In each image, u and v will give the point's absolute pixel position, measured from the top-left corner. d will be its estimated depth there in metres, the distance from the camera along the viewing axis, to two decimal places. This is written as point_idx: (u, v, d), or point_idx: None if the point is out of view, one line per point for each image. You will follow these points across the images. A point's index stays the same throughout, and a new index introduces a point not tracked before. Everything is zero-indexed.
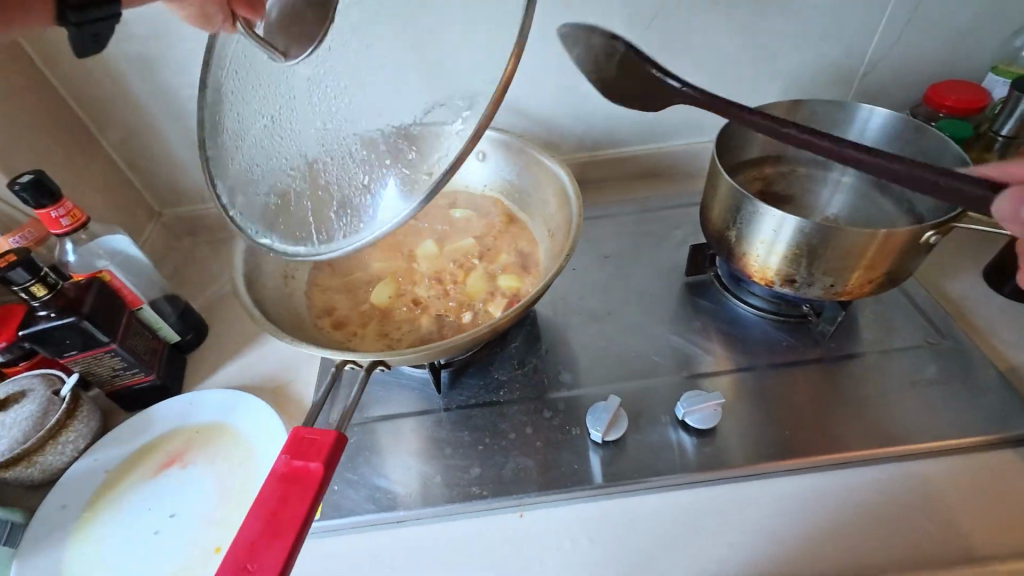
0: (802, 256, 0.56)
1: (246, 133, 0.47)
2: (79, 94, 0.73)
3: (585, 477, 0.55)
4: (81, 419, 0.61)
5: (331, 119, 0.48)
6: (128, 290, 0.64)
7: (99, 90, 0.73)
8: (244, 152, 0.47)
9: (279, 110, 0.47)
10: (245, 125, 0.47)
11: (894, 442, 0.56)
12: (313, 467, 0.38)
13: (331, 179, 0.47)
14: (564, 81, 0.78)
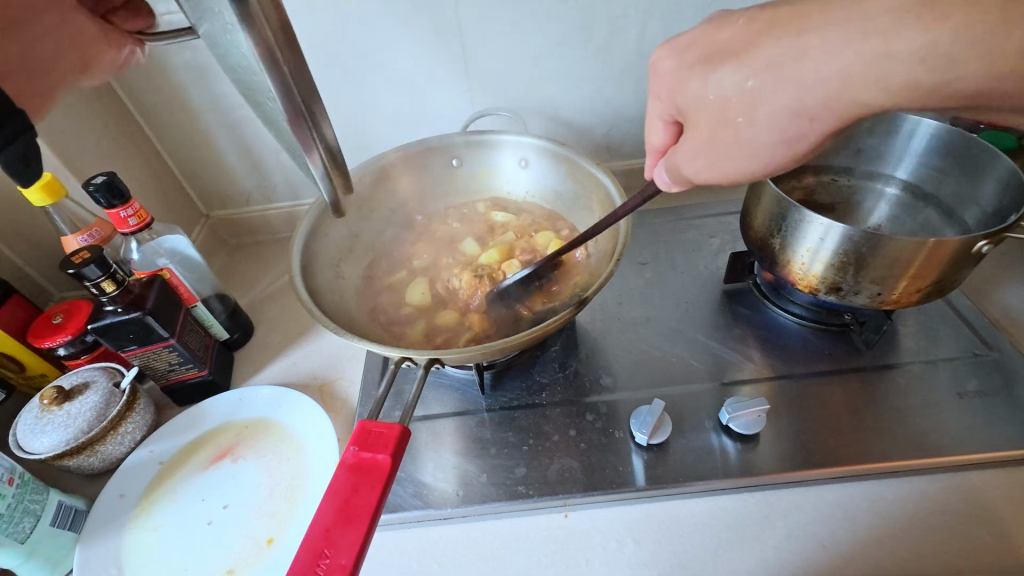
0: (848, 263, 0.56)
1: None
2: (137, 102, 0.76)
3: (629, 479, 0.56)
4: (139, 411, 0.64)
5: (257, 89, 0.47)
6: (185, 288, 0.67)
7: (157, 98, 0.76)
8: None
9: None
10: None
11: (943, 453, 0.55)
12: (380, 459, 0.39)
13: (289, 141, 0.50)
14: (603, 91, 0.80)
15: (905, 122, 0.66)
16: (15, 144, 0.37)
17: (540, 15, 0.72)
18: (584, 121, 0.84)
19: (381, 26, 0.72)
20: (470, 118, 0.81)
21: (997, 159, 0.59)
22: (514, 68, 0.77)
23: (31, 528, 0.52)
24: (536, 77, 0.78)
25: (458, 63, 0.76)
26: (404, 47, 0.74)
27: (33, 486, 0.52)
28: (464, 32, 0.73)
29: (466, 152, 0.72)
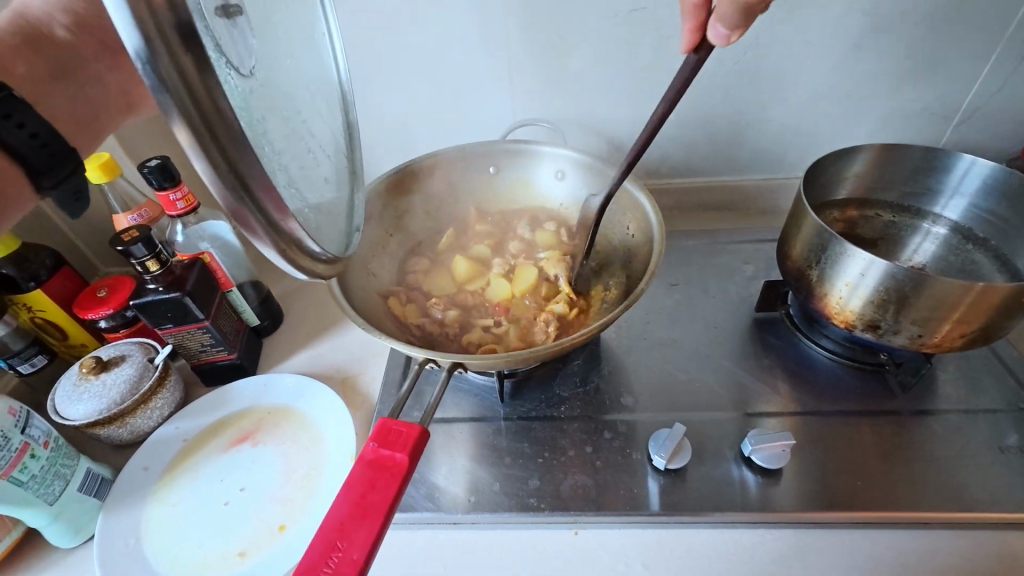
0: (889, 302, 0.54)
1: (331, 106, 0.47)
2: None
3: (642, 502, 0.55)
4: (168, 387, 0.66)
5: (298, 105, 0.41)
6: (223, 273, 0.69)
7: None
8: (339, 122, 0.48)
9: (309, 75, 0.44)
10: (328, 84, 0.47)
11: (981, 508, 0.53)
12: (399, 458, 0.39)
13: (316, 182, 0.41)
14: (646, 109, 0.80)
15: (960, 160, 0.64)
16: (66, 183, 0.39)
17: (586, 29, 0.72)
18: (622, 137, 0.84)
19: (430, 31, 0.73)
20: (510, 127, 0.81)
21: None
22: (555, 80, 0.77)
23: (60, 491, 0.54)
24: (580, 92, 0.79)
25: (501, 72, 0.77)
26: (450, 54, 0.75)
27: (65, 450, 0.55)
28: (510, 43, 0.74)
29: (503, 160, 0.72)
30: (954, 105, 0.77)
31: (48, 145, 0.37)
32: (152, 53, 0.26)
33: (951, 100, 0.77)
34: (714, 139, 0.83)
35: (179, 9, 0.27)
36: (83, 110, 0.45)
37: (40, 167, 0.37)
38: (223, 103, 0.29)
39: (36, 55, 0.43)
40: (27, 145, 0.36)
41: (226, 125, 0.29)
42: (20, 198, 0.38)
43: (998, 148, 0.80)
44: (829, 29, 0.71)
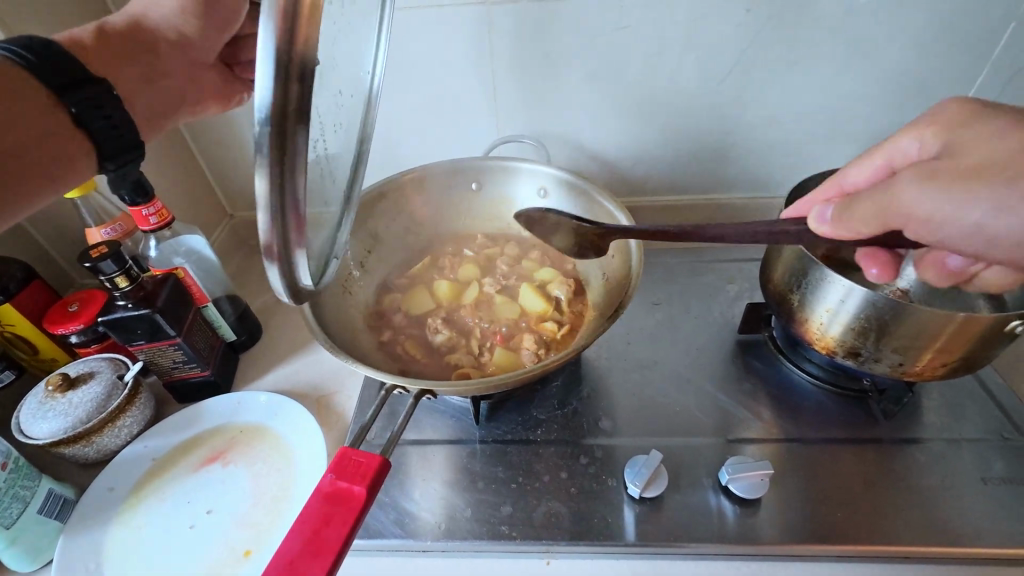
0: (870, 330, 0.53)
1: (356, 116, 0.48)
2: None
3: (617, 532, 0.54)
4: (138, 405, 0.65)
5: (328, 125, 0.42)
6: (198, 288, 0.68)
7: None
8: (358, 133, 0.49)
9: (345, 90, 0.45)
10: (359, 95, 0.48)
11: (965, 543, 0.51)
12: (356, 490, 0.38)
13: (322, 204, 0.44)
14: (631, 127, 0.79)
15: None
16: (127, 167, 0.44)
17: (574, 48, 0.72)
18: (607, 155, 0.83)
19: (414, 46, 0.73)
20: (493, 143, 0.81)
21: None
22: (541, 98, 0.77)
23: (18, 514, 0.53)
24: (566, 108, 0.78)
25: (487, 90, 0.77)
26: (433, 69, 0.75)
27: (25, 471, 0.53)
28: (494, 61, 0.74)
29: (486, 177, 0.71)
30: None
31: (120, 133, 0.42)
32: (273, 110, 0.31)
33: None
34: (699, 158, 0.82)
35: (305, 83, 0.32)
36: (158, 109, 0.48)
37: (110, 151, 0.42)
38: (296, 150, 0.34)
39: (127, 58, 0.45)
40: (102, 131, 0.41)
41: (292, 169, 0.34)
42: (78, 175, 0.41)
43: None
44: (815, 52, 0.71)
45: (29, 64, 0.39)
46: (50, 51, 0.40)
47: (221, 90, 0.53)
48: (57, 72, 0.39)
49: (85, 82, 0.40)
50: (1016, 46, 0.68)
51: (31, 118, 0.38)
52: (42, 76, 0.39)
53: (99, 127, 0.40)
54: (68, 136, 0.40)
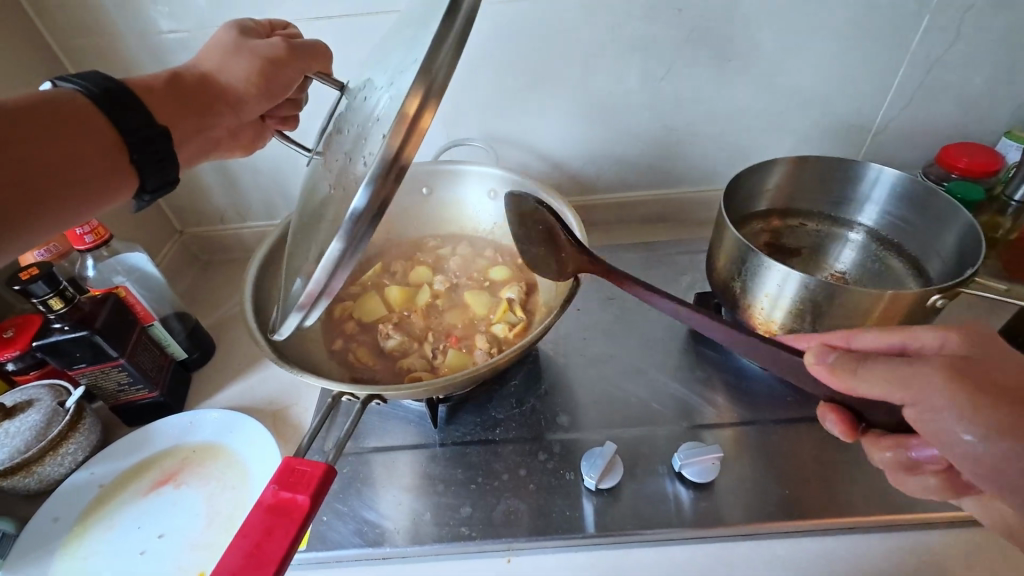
0: (806, 311, 0.55)
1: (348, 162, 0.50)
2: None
3: (577, 524, 0.54)
4: (82, 431, 0.62)
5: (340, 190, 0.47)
6: (141, 307, 0.66)
7: (98, 63, 0.72)
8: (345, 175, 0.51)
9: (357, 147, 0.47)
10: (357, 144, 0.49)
11: (908, 509, 0.54)
12: (299, 499, 0.38)
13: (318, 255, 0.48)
14: (578, 127, 0.81)
15: (869, 169, 0.66)
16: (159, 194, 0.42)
17: (518, 50, 0.73)
18: (558, 155, 0.84)
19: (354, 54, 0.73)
20: (443, 146, 0.81)
21: (959, 211, 0.59)
22: (487, 100, 0.78)
23: None
24: (513, 111, 0.79)
25: None
26: None
27: None
28: None
29: (436, 181, 0.71)
30: (868, 118, 0.80)
31: (162, 162, 0.40)
32: (362, 212, 0.41)
33: (866, 114, 0.80)
34: (647, 155, 0.84)
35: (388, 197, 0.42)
36: (196, 150, 0.47)
37: (151, 183, 0.40)
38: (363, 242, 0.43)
39: (188, 106, 0.44)
40: (146, 160, 0.39)
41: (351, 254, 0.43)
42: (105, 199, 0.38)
43: (913, 157, 0.84)
44: (747, 48, 0.73)
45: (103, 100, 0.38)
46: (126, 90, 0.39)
47: (244, 139, 0.54)
48: (125, 114, 0.38)
49: (152, 125, 0.39)
50: (934, 35, 0.72)
51: (96, 157, 0.37)
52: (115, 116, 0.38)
53: (150, 171, 0.40)
54: (112, 165, 0.38)
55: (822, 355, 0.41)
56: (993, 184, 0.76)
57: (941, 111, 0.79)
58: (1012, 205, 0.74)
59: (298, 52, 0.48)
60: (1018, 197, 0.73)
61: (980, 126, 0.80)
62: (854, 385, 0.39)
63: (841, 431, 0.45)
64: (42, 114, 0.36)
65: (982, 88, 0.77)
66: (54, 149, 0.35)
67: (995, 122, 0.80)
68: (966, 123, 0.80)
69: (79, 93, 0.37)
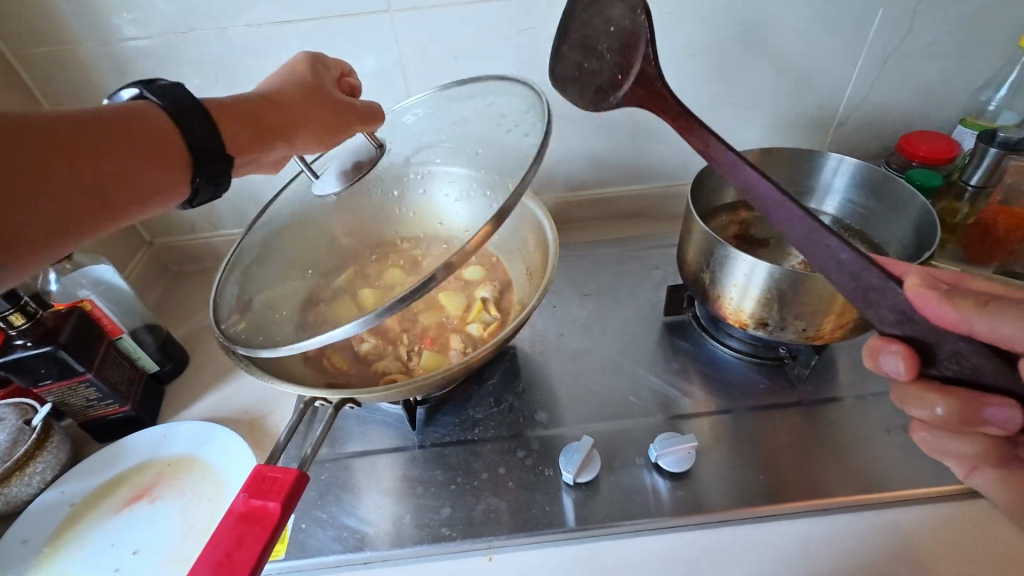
0: (773, 300, 0.56)
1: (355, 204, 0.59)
2: (58, 102, 0.73)
3: (556, 519, 0.55)
4: (51, 449, 0.61)
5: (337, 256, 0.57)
6: (109, 319, 0.65)
7: (57, 73, 0.71)
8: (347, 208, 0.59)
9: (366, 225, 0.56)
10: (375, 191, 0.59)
11: (876, 488, 0.55)
12: (270, 507, 0.38)
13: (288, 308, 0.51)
14: (548, 125, 0.81)
15: (830, 160, 0.68)
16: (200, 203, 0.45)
17: (485, 51, 0.73)
18: None
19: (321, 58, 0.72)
20: None
21: (915, 197, 0.61)
22: None
23: None
24: None
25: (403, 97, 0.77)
26: None
27: None
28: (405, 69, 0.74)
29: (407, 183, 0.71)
30: (830, 110, 0.83)
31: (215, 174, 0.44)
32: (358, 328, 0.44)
33: (827, 106, 0.82)
34: (619, 151, 0.85)
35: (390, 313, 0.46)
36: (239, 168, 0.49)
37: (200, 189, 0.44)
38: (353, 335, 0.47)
39: (247, 131, 0.46)
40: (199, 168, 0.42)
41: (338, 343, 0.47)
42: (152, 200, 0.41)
43: (874, 147, 0.87)
44: (711, 44, 0.75)
45: (182, 124, 0.42)
46: (203, 114, 0.43)
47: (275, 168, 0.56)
48: (191, 127, 0.42)
49: (217, 155, 0.43)
50: (889, 27, 0.74)
51: (163, 180, 0.41)
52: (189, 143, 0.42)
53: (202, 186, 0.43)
54: (168, 174, 0.41)
55: (930, 285, 0.35)
56: (950, 170, 0.79)
57: (899, 101, 0.81)
58: (970, 189, 0.76)
59: (358, 112, 0.53)
60: (974, 182, 0.75)
61: (936, 115, 0.83)
62: (969, 313, 0.35)
63: (909, 370, 0.39)
64: (125, 131, 0.39)
65: (936, 78, 0.79)
66: (133, 167, 0.39)
67: (950, 110, 0.83)
68: (923, 112, 0.83)
69: (156, 108, 0.41)
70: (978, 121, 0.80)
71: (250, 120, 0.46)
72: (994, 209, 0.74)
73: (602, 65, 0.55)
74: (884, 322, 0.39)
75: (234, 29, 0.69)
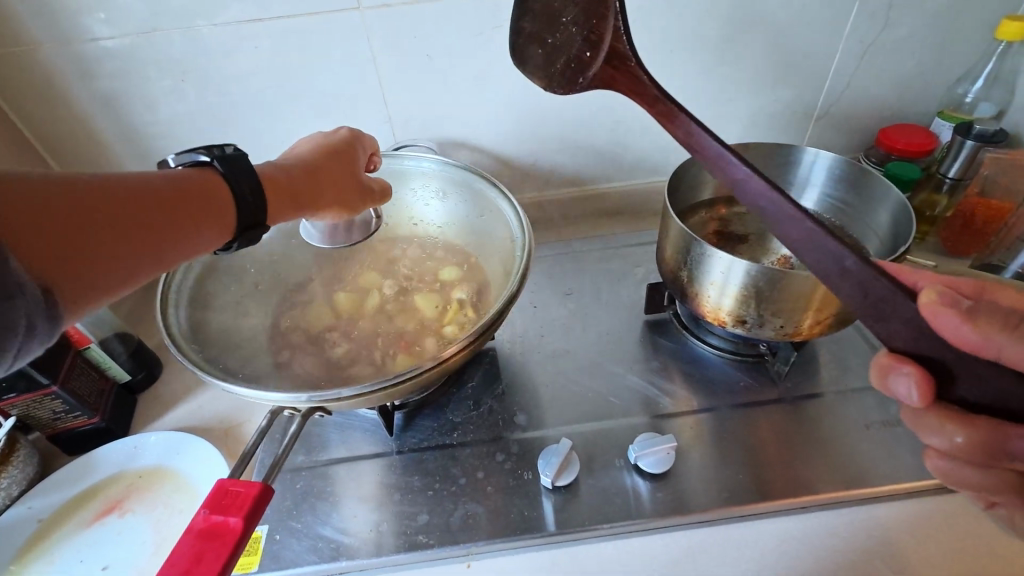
0: (751, 298, 0.56)
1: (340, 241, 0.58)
2: (18, 104, 0.71)
3: (535, 524, 0.54)
4: (17, 464, 0.59)
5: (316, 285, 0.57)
6: (75, 330, 0.62)
7: (15, 75, 0.69)
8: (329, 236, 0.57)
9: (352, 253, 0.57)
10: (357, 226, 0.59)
11: (855, 485, 0.55)
12: (232, 522, 0.37)
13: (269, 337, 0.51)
14: (526, 123, 0.80)
15: (806, 154, 0.68)
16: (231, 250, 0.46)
17: (459, 48, 0.72)
18: (509, 153, 0.84)
19: (292, 58, 0.71)
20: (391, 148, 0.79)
21: (890, 190, 0.61)
22: (433, 100, 0.77)
23: None
24: (460, 111, 0.78)
25: (377, 97, 0.76)
26: (316, 78, 0.73)
27: None
28: (378, 68, 0.73)
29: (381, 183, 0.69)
30: (809, 104, 0.82)
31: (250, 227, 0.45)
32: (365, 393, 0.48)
33: (806, 100, 0.82)
34: (599, 148, 0.84)
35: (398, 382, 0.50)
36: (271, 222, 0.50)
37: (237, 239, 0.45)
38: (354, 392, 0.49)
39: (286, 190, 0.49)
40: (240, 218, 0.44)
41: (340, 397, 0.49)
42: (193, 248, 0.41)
43: (854, 140, 0.87)
44: (687, 40, 0.74)
45: (234, 188, 0.44)
46: (259, 184, 0.45)
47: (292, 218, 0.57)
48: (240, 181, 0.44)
49: (255, 223, 0.45)
50: (866, 20, 0.74)
51: (203, 240, 0.42)
52: (238, 208, 0.44)
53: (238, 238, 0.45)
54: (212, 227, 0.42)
55: (948, 301, 0.33)
56: (929, 163, 0.79)
57: (877, 95, 0.81)
58: (948, 182, 0.76)
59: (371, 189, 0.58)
60: (952, 174, 0.75)
61: (914, 108, 0.83)
62: (993, 335, 0.32)
63: (922, 394, 0.36)
64: (176, 192, 0.40)
65: (914, 71, 0.79)
66: (185, 226, 0.40)
67: (928, 103, 0.83)
68: (901, 105, 0.83)
69: (213, 172, 0.43)
70: (956, 114, 0.80)
71: (292, 192, 0.49)
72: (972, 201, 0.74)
73: (569, 37, 0.54)
74: (896, 339, 0.36)
75: (200, 29, 0.67)
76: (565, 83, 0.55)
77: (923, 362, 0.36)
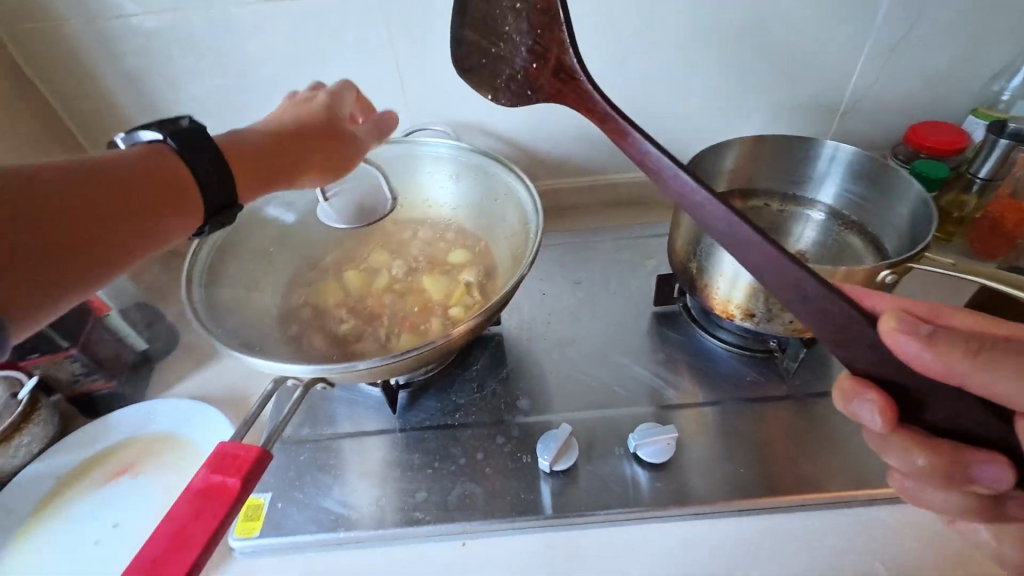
0: (761, 291, 0.55)
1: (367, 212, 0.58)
2: (47, 77, 0.73)
3: (532, 507, 0.54)
4: (38, 422, 0.62)
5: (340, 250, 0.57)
6: (95, 296, 0.65)
7: (47, 49, 0.71)
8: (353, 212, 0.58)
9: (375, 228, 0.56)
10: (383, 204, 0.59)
11: (861, 485, 0.54)
12: (230, 483, 0.37)
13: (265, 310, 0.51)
14: (542, 110, 0.80)
15: (827, 148, 0.66)
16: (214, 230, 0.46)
17: None
18: (523, 140, 0.83)
19: (312, 38, 0.71)
20: (407, 130, 0.80)
21: (910, 186, 0.59)
22: (450, 84, 0.77)
23: None
24: (476, 95, 0.78)
25: (395, 79, 0.76)
26: (334, 60, 0.74)
27: None
28: (396, 50, 0.73)
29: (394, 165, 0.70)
30: (835, 98, 0.80)
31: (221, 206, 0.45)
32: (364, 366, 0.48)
33: (832, 94, 0.79)
34: None
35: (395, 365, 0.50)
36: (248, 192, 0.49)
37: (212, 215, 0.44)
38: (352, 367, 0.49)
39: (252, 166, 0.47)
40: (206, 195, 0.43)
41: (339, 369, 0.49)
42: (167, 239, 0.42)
43: (881, 137, 0.84)
44: (710, 28, 0.73)
45: (193, 167, 0.43)
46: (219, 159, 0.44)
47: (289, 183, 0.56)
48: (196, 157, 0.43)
49: (227, 205, 0.45)
50: (898, 11, 0.71)
51: (176, 227, 0.42)
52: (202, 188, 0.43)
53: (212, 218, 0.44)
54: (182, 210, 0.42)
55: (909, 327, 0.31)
56: (959, 162, 0.76)
57: (908, 90, 0.79)
58: (978, 182, 0.74)
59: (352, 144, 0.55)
60: (983, 174, 0.73)
61: (947, 104, 0.80)
62: (954, 361, 0.31)
63: (883, 420, 0.36)
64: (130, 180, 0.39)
65: (948, 66, 0.76)
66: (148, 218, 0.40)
67: (962, 100, 0.80)
68: (933, 101, 0.80)
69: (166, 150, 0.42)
70: (991, 112, 0.77)
71: (262, 168, 0.48)
72: (1003, 202, 0.72)
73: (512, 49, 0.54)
74: (858, 365, 0.35)
75: (222, 7, 0.68)
76: (514, 92, 0.56)
77: (889, 386, 0.35)
